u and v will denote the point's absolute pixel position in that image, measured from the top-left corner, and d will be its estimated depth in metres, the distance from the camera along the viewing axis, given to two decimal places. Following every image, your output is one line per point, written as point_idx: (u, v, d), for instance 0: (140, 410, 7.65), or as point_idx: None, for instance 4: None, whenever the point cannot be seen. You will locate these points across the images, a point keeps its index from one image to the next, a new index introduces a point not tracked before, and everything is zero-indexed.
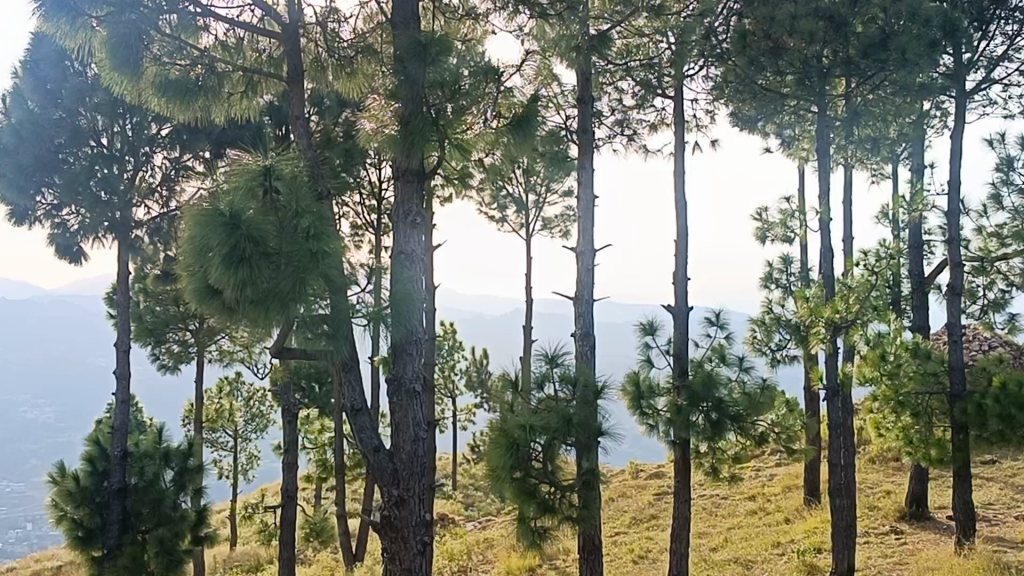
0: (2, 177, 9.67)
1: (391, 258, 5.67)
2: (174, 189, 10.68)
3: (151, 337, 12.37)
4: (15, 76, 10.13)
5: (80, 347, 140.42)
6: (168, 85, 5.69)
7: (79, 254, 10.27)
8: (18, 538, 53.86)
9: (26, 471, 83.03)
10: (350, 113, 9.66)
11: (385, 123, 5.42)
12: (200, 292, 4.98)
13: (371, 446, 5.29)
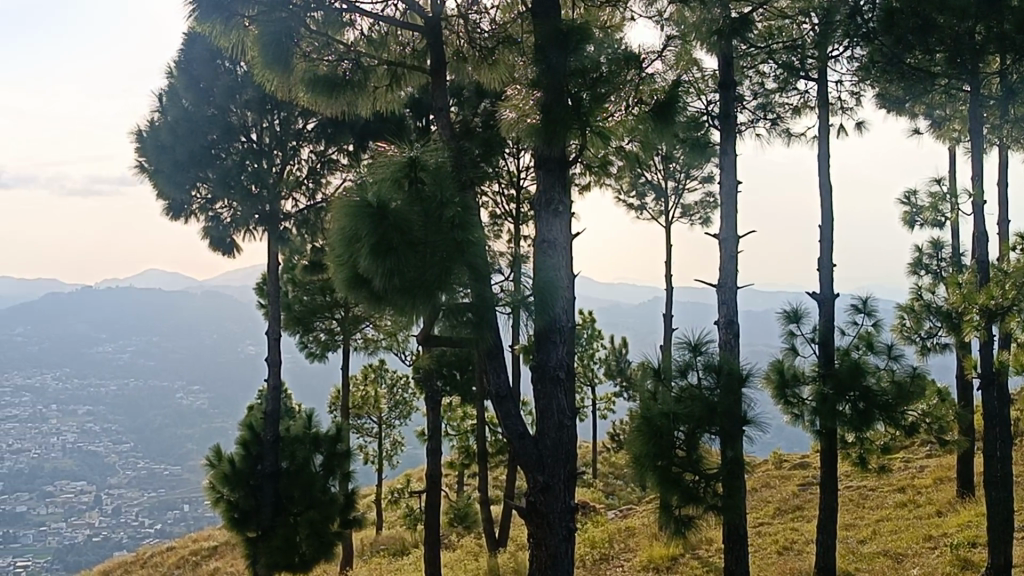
0: (160, 171, 10.15)
1: (534, 247, 5.69)
2: (320, 181, 10.88)
3: (300, 325, 12.84)
4: (170, 76, 10.48)
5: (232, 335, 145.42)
6: (317, 81, 5.86)
7: (232, 246, 10.62)
8: (175, 519, 55.88)
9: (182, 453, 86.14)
10: (490, 103, 9.76)
11: (527, 114, 5.41)
12: (350, 283, 5.17)
13: (516, 431, 5.36)
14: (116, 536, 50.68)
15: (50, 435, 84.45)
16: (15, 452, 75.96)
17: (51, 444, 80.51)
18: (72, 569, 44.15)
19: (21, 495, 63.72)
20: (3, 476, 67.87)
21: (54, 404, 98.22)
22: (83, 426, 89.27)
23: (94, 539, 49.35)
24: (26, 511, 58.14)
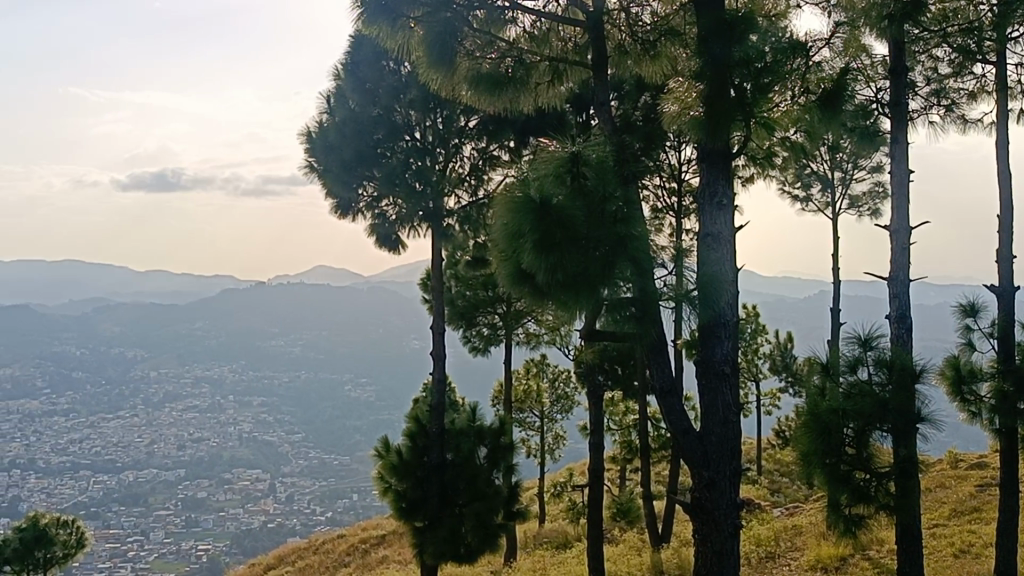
0: (330, 171, 10.52)
1: (699, 239, 5.59)
2: (482, 178, 10.95)
3: (464, 320, 13.06)
4: (338, 78, 10.76)
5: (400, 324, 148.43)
6: (481, 79, 5.96)
7: (397, 242, 10.84)
8: (345, 507, 57.40)
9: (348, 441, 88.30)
10: (649, 96, 9.66)
11: (690, 107, 5.33)
12: (512, 279, 5.27)
13: (680, 427, 5.34)
14: (290, 522, 52.63)
15: (228, 425, 88.90)
16: (196, 441, 80.30)
17: (228, 434, 84.69)
18: (250, 553, 46.10)
19: (202, 481, 67.21)
20: (185, 463, 71.93)
21: (231, 396, 103.17)
22: (258, 417, 93.37)
23: (269, 525, 51.44)
24: (206, 497, 61.28)
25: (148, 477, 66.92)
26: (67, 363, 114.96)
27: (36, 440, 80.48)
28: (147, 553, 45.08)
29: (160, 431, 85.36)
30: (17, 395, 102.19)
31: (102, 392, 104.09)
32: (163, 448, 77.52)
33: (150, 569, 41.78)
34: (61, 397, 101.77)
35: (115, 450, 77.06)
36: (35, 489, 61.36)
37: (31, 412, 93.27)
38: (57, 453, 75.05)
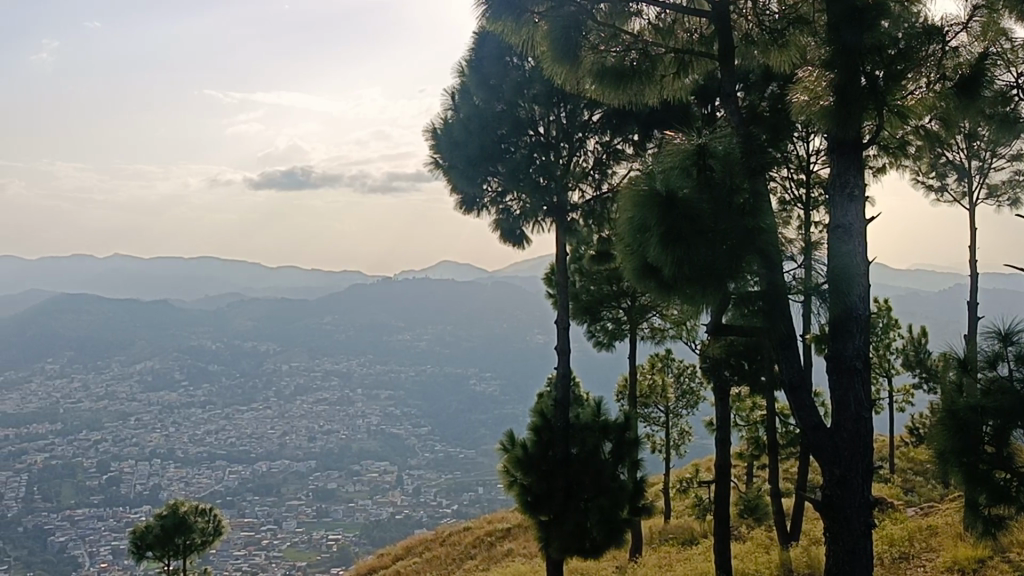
0: (456, 168, 10.70)
1: (828, 231, 5.43)
2: (605, 171, 10.81)
3: (588, 315, 13.05)
4: (463, 75, 10.82)
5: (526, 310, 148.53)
6: (605, 72, 5.94)
7: (522, 238, 10.89)
8: (470, 500, 57.85)
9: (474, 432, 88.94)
10: (775, 87, 9.42)
11: (820, 98, 5.16)
12: (637, 272, 5.27)
13: (810, 422, 5.23)
14: (417, 514, 53.36)
15: (356, 418, 90.82)
16: (326, 433, 82.27)
17: (357, 427, 86.51)
18: (379, 543, 46.88)
19: (332, 472, 68.77)
20: (316, 454, 73.77)
21: (360, 389, 105.36)
22: (386, 411, 95.05)
23: (397, 517, 52.27)
24: (337, 488, 62.68)
25: (280, 468, 68.86)
26: (205, 358, 119.08)
27: (175, 431, 83.68)
28: (281, 541, 46.39)
29: (292, 423, 87.75)
30: (158, 388, 106.42)
31: (237, 384, 107.54)
32: (294, 440, 79.69)
33: (284, 557, 42.96)
34: (199, 389, 105.53)
35: (249, 440, 79.54)
36: (174, 478, 63.82)
37: (171, 404, 96.96)
38: (195, 443, 77.92)
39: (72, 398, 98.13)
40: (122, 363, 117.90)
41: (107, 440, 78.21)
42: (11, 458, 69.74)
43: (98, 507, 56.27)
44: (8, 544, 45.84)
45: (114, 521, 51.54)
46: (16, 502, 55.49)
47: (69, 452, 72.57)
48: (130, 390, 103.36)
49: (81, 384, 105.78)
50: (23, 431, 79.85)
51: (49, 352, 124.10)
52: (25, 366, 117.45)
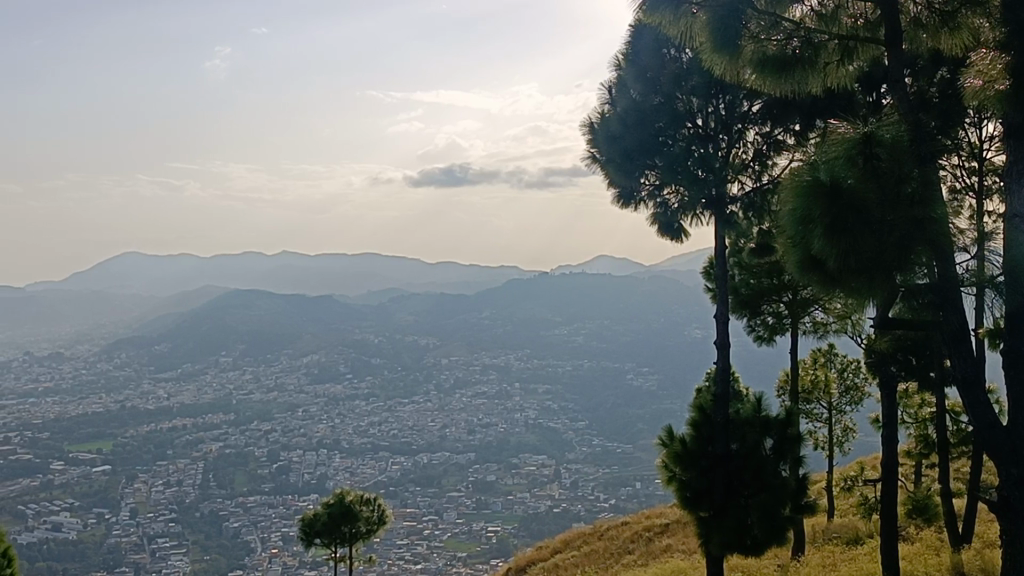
0: (614, 162, 10.71)
1: (1005, 222, 5.17)
2: (765, 163, 10.49)
3: (747, 309, 12.86)
4: (620, 68, 10.75)
5: (685, 297, 146.37)
6: (766, 62, 5.85)
7: (681, 231, 10.83)
8: (628, 494, 57.42)
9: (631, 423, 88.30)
10: (947, 71, 8.99)
11: (997, 82, 4.95)
12: (800, 263, 5.17)
13: (986, 421, 4.98)
14: (576, 507, 53.43)
15: (515, 412, 91.58)
16: (485, 426, 83.26)
17: (515, 421, 87.19)
18: (538, 535, 47.11)
19: (491, 465, 69.52)
20: (475, 447, 74.70)
21: (518, 384, 106.20)
22: (544, 405, 95.55)
23: (556, 511, 52.40)
24: (496, 481, 63.37)
25: (442, 460, 70.05)
26: (368, 351, 122.24)
27: (340, 422, 86.20)
28: (442, 532, 47.31)
29: (452, 416, 89.15)
30: (324, 380, 109.84)
31: (399, 377, 109.99)
32: (454, 433, 80.94)
33: (445, 547, 43.70)
34: (362, 382, 108.37)
35: (411, 433, 81.17)
36: (340, 468, 65.75)
37: (336, 396, 99.97)
38: (360, 435, 80.06)
39: (244, 389, 102.30)
40: (290, 356, 122.15)
41: (276, 430, 81.21)
42: (189, 446, 73.16)
43: (268, 494, 58.40)
44: (187, 529, 48.15)
45: (284, 508, 53.41)
46: (193, 489, 58.20)
47: (241, 441, 75.65)
48: (298, 383, 107.02)
49: (252, 376, 110.24)
50: (199, 421, 83.71)
51: (223, 345, 129.63)
52: (200, 359, 123.06)
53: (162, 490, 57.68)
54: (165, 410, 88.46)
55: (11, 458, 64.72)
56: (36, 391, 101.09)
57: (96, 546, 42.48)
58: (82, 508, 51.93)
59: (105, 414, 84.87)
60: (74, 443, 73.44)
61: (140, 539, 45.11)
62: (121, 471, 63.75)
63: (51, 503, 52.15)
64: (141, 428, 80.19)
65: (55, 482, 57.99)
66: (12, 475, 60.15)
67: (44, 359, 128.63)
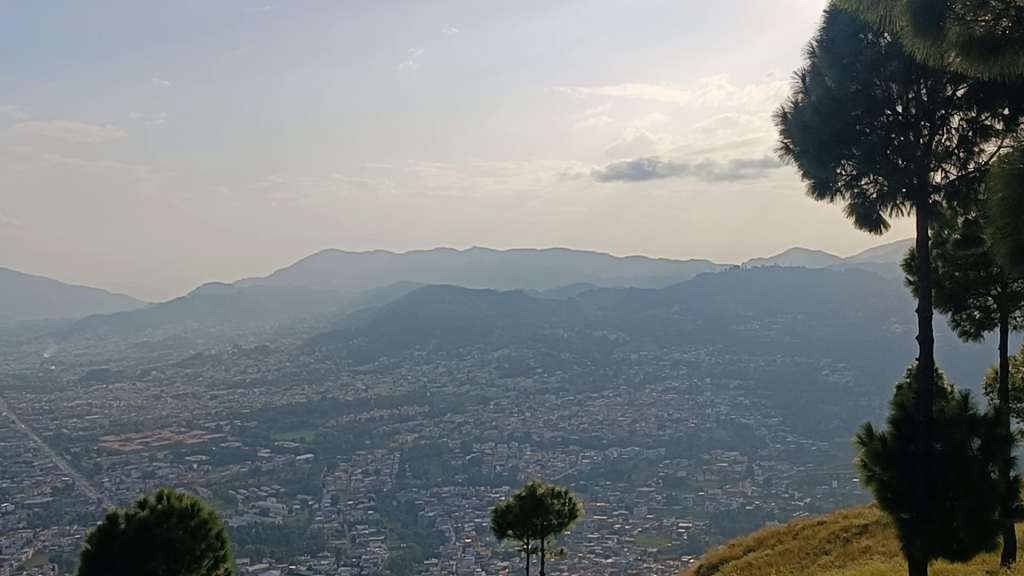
0: (806, 153, 10.54)
1: None
2: (972, 148, 9.75)
3: (952, 304, 12.34)
4: (814, 56, 10.47)
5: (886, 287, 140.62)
6: (972, 44, 5.96)
7: (880, 223, 10.44)
8: (824, 493, 55.58)
9: (827, 416, 85.62)
10: None
11: None
12: (1012, 254, 5.23)
13: None
14: (769, 506, 52.13)
15: (706, 407, 90.44)
16: (675, 422, 82.58)
17: (706, 417, 86.02)
18: (729, 533, 46.27)
19: (682, 460, 68.75)
20: (666, 443, 74.10)
21: (708, 379, 104.79)
22: (736, 401, 93.88)
23: (748, 508, 51.29)
24: (687, 476, 62.70)
25: (632, 455, 69.86)
26: (558, 346, 123.13)
27: (531, 415, 87.16)
28: (633, 527, 47.18)
29: (642, 411, 88.83)
30: (514, 374, 111.34)
31: (588, 372, 110.31)
32: (644, 428, 80.51)
33: (635, 542, 43.48)
34: (552, 376, 109.24)
35: (600, 427, 81.18)
36: (531, 460, 66.49)
37: (527, 390, 101.13)
38: (549, 428, 80.72)
39: (438, 382, 104.80)
40: (482, 350, 124.34)
41: (469, 422, 82.80)
42: (386, 436, 75.54)
43: (462, 485, 59.55)
44: (384, 516, 49.67)
45: (477, 498, 54.33)
46: (390, 478, 60.03)
47: (436, 432, 77.54)
48: (490, 376, 108.89)
49: (446, 370, 112.99)
50: (396, 412, 86.33)
51: (417, 340, 133.20)
52: (396, 353, 126.87)
53: (361, 478, 59.79)
54: (364, 401, 91.62)
55: (223, 444, 68.45)
56: (245, 382, 106.47)
57: (300, 531, 44.37)
58: (287, 494, 54.37)
59: (308, 404, 88.64)
60: (280, 432, 77.05)
61: (341, 525, 46.88)
62: (323, 459, 66.43)
63: (258, 489, 54.84)
64: (340, 418, 83.40)
65: (263, 469, 61.02)
66: (224, 461, 63.64)
67: (252, 351, 135.44)
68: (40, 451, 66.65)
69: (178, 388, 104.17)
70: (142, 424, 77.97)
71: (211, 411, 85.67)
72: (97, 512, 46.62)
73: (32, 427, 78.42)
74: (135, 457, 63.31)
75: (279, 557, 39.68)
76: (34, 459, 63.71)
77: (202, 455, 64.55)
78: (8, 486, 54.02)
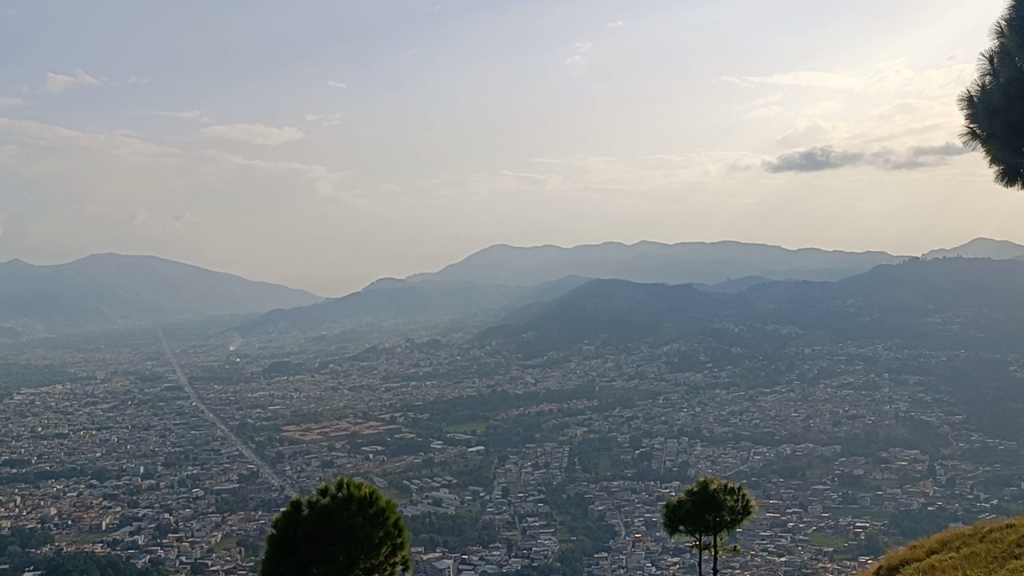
0: (995, 137, 11.04)
1: None
2: None
3: None
4: (1003, 41, 10.96)
5: None
6: None
7: None
8: (1014, 494, 52.87)
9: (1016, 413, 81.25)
10: None
11: None
12: None
13: None
14: (953, 507, 50.02)
15: (884, 404, 87.30)
16: (851, 419, 80.13)
17: (885, 414, 83.03)
18: (909, 534, 44.57)
19: (859, 459, 66.59)
20: (842, 440, 71.87)
21: (886, 374, 101.21)
22: (916, 397, 90.24)
23: (930, 509, 49.26)
24: (865, 475, 60.67)
25: (806, 452, 68.12)
26: (728, 341, 121.23)
27: (701, 410, 86.06)
28: (808, 525, 46.02)
29: (816, 407, 86.48)
30: (684, 368, 110.15)
31: (760, 366, 108.17)
32: (818, 424, 78.37)
33: (810, 541, 42.42)
34: (722, 371, 107.62)
35: (773, 422, 79.49)
36: (701, 456, 65.66)
37: (697, 385, 99.95)
38: (720, 424, 79.51)
39: (607, 376, 104.65)
40: (650, 345, 123.53)
41: (639, 417, 82.39)
42: (555, 429, 75.83)
43: (631, 479, 59.23)
44: (555, 509, 49.86)
45: (647, 493, 53.94)
46: (559, 472, 60.26)
47: (605, 427, 77.41)
48: (659, 371, 108.01)
49: (615, 364, 112.78)
50: (566, 406, 86.59)
51: (585, 334, 133.34)
52: (564, 347, 127.35)
53: (531, 471, 60.24)
54: (533, 395, 92.21)
55: (397, 436, 70.08)
56: (417, 375, 108.76)
57: (472, 522, 45.06)
58: (460, 485, 55.31)
59: (479, 397, 89.85)
60: (452, 424, 78.37)
61: (512, 517, 47.40)
62: (494, 451, 67.27)
63: (432, 479, 55.97)
64: (510, 410, 84.26)
65: (436, 461, 62.28)
66: (399, 452, 65.20)
67: (424, 345, 138.17)
68: (227, 440, 69.75)
69: (354, 380, 107.34)
70: (321, 415, 80.66)
71: (385, 403, 87.92)
72: (280, 499, 48.37)
73: (219, 417, 82.07)
74: (314, 447, 65.51)
75: (451, 547, 40.39)
76: (221, 447, 66.70)
77: (378, 445, 66.32)
78: (198, 473, 56.74)
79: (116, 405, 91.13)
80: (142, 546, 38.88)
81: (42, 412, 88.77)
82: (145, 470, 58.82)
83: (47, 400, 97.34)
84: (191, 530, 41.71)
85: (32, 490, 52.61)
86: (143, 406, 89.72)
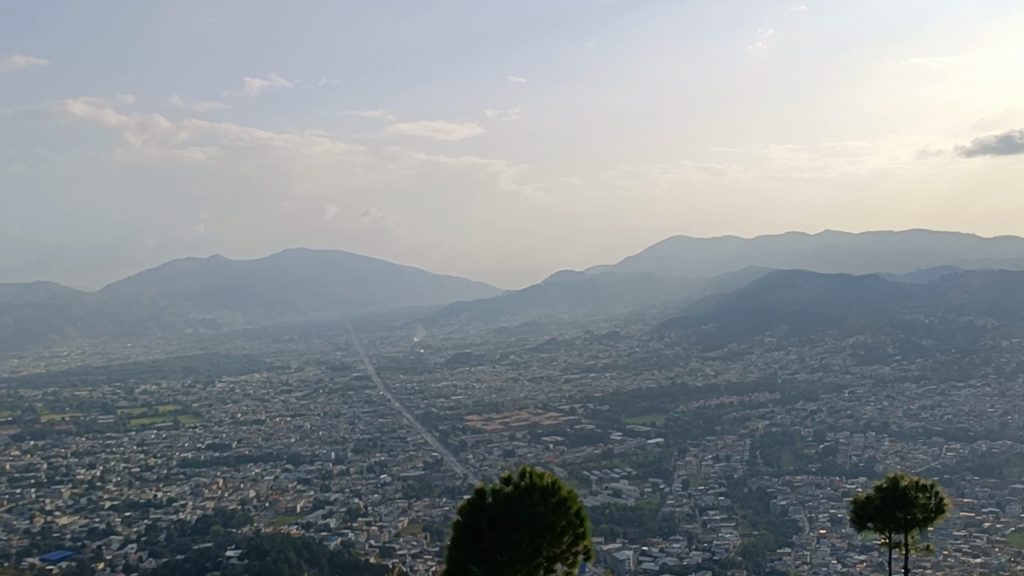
0: None
1: None
2: None
3: None
4: None
5: None
6: None
7: None
8: None
9: None
10: None
11: None
12: None
13: None
14: None
15: None
16: None
17: None
18: None
19: None
20: None
21: None
22: None
23: None
24: None
25: (1004, 449, 64.79)
26: (918, 333, 116.60)
27: (890, 405, 83.01)
28: (1005, 526, 43.89)
29: (1014, 402, 82.20)
30: (871, 360, 106.55)
31: (953, 359, 103.55)
32: (1018, 420, 74.47)
33: (1009, 543, 40.46)
34: (912, 363, 103.51)
35: (967, 418, 76.04)
36: (890, 451, 63.46)
37: (886, 378, 96.49)
38: (910, 418, 76.56)
39: (790, 369, 102.38)
40: (836, 337, 119.96)
41: (824, 410, 80.26)
42: (736, 422, 74.65)
43: (815, 474, 57.76)
44: (736, 504, 49.14)
45: (832, 489, 52.53)
46: (741, 465, 59.31)
47: (788, 420, 75.73)
48: (845, 364, 104.92)
49: (799, 357, 110.17)
50: (748, 399, 85.14)
51: (767, 326, 130.74)
52: (745, 339, 125.23)
53: (712, 464, 59.55)
54: (714, 387, 91.05)
55: (577, 427, 70.40)
56: (597, 367, 109.03)
57: (652, 513, 44.90)
58: (639, 476, 55.22)
59: (658, 390, 89.34)
60: (632, 416, 78.20)
61: (692, 510, 46.93)
62: (674, 444, 66.81)
63: (611, 471, 56.04)
64: (691, 402, 83.42)
65: (616, 452, 62.29)
66: (579, 442, 65.55)
67: (603, 336, 138.44)
68: (412, 429, 71.64)
69: (535, 371, 108.50)
70: (502, 405, 81.90)
71: (566, 395, 88.52)
72: (463, 487, 49.31)
73: (406, 406, 84.38)
74: (496, 436, 66.55)
75: (632, 538, 40.37)
76: (407, 435, 68.53)
77: (558, 436, 66.80)
78: (385, 460, 58.50)
79: (308, 393, 94.91)
80: (334, 528, 40.45)
81: (242, 399, 93.33)
82: (336, 455, 61.07)
83: (246, 388, 102.28)
84: (381, 515, 43.07)
85: (232, 473, 55.38)
86: (334, 394, 93.06)
